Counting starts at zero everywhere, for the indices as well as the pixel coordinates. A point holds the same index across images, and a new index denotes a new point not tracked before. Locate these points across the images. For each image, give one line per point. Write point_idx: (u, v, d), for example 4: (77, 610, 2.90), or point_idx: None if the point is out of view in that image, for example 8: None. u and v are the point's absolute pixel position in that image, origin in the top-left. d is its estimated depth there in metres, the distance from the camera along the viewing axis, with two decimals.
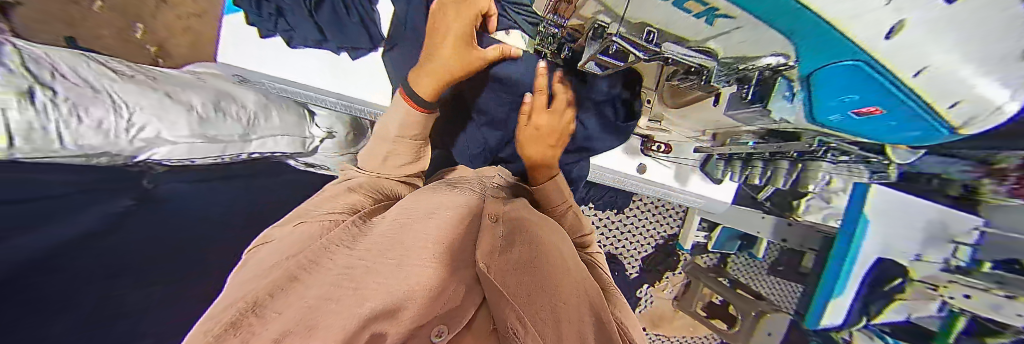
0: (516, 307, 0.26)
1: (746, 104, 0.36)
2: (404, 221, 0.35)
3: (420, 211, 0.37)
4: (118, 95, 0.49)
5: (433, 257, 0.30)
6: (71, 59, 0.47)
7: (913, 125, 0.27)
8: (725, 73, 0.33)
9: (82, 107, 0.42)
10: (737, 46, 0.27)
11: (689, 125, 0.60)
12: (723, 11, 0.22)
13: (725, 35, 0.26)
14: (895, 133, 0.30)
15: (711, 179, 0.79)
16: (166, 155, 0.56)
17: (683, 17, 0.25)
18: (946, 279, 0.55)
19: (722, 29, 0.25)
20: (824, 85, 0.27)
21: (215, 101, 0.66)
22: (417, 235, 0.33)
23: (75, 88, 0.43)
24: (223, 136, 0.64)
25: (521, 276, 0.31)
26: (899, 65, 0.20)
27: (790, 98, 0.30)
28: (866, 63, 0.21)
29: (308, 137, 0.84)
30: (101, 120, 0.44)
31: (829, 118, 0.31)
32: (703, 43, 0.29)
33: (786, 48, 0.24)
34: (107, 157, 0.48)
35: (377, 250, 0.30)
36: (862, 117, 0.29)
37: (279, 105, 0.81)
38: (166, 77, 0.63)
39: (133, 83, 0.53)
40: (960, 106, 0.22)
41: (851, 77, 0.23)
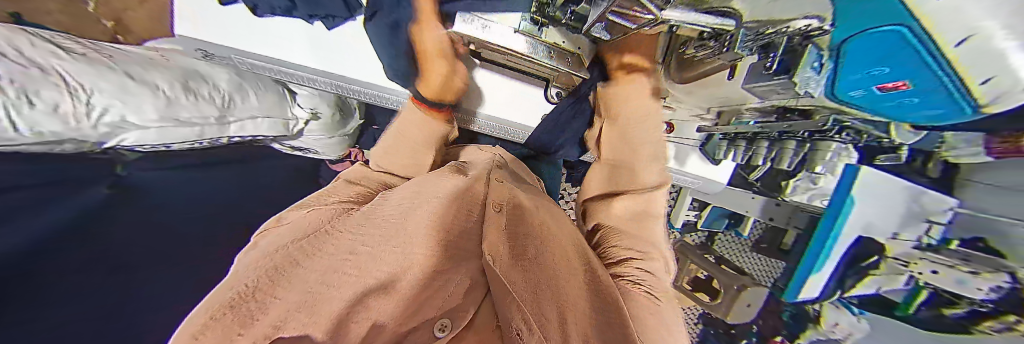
0: (523, 308, 0.24)
1: (768, 76, 0.38)
2: (409, 207, 0.36)
3: (423, 198, 0.38)
4: (70, 74, 0.43)
5: (434, 244, 0.29)
6: (10, 34, 0.41)
7: (936, 101, 0.27)
8: (751, 39, 0.33)
9: (31, 89, 0.38)
10: (770, 6, 0.28)
11: (694, 103, 0.61)
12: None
13: None
14: (912, 112, 0.31)
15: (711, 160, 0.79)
16: (136, 141, 0.54)
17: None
18: (918, 256, 0.58)
19: None
20: (854, 52, 0.27)
21: (184, 82, 0.60)
22: (419, 223, 0.32)
23: (21, 68, 0.38)
24: (197, 120, 0.60)
25: (525, 272, 0.29)
26: (940, 32, 0.21)
27: (817, 69, 0.32)
28: (905, 26, 0.22)
29: (291, 119, 0.79)
30: (56, 104, 0.40)
31: (851, 94, 0.32)
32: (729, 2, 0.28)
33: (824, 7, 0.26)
34: (72, 144, 0.46)
35: (381, 235, 0.31)
36: (883, 93, 0.30)
37: (255, 84, 0.75)
38: (123, 54, 0.56)
39: (87, 61, 0.47)
40: (989, 84, 0.23)
41: (886, 43, 0.24)
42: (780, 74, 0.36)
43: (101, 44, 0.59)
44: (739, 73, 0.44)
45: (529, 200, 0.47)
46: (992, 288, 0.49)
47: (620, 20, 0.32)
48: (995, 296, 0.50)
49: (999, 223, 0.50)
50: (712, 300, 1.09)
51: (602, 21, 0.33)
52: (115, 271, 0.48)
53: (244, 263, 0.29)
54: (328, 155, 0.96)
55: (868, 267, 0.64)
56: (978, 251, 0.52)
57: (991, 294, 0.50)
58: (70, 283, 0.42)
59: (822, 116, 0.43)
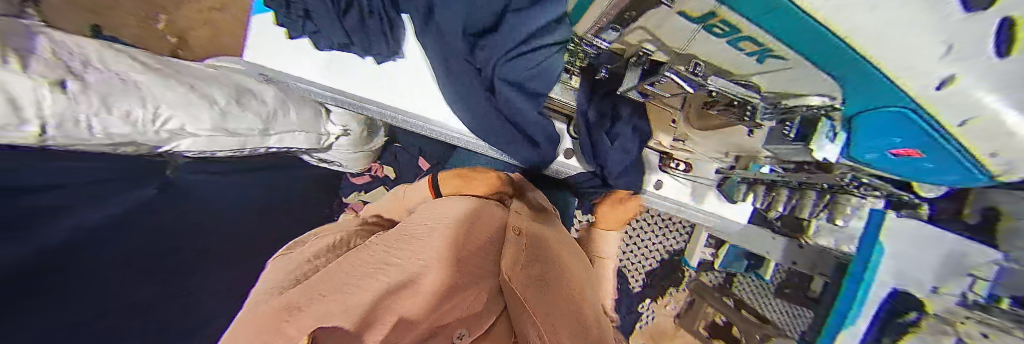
0: (536, 325, 0.32)
1: (786, 141, 0.39)
2: (427, 228, 0.43)
3: (432, 224, 0.44)
4: (146, 87, 0.50)
5: (443, 273, 0.36)
6: (106, 51, 0.48)
7: (947, 168, 0.28)
8: (769, 106, 0.34)
9: (112, 98, 0.44)
10: (781, 84, 0.30)
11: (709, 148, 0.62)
12: (773, 50, 0.22)
13: (775, 72, 0.27)
14: (921, 175, 0.31)
15: (728, 200, 0.80)
16: (188, 147, 0.59)
17: (732, 53, 0.26)
18: (964, 316, 0.48)
19: (770, 67, 0.26)
20: (863, 123, 0.29)
21: (238, 97, 0.66)
22: (427, 249, 0.39)
23: (108, 80, 0.44)
24: (243, 131, 0.66)
25: (540, 292, 0.35)
26: (944, 114, 0.22)
27: (831, 140, 0.33)
28: (908, 106, 0.23)
29: (324, 134, 0.85)
30: (130, 111, 0.46)
31: (866, 156, 0.32)
32: (747, 78, 0.30)
33: (827, 89, 0.26)
34: (133, 146, 0.51)
35: (407, 250, 0.40)
36: (897, 157, 0.30)
37: (296, 101, 0.81)
38: (188, 70, 0.63)
39: (160, 76, 0.54)
40: (999, 157, 0.24)
41: (892, 117, 0.25)
42: (798, 141, 0.37)
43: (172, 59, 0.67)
44: (759, 132, 0.44)
45: (524, 212, 0.49)
46: None
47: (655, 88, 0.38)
48: None
49: None
50: None
51: (631, 74, 0.38)
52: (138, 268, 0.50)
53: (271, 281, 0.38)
54: (350, 168, 1.02)
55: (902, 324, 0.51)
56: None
57: None
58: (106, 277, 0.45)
59: (839, 171, 0.42)
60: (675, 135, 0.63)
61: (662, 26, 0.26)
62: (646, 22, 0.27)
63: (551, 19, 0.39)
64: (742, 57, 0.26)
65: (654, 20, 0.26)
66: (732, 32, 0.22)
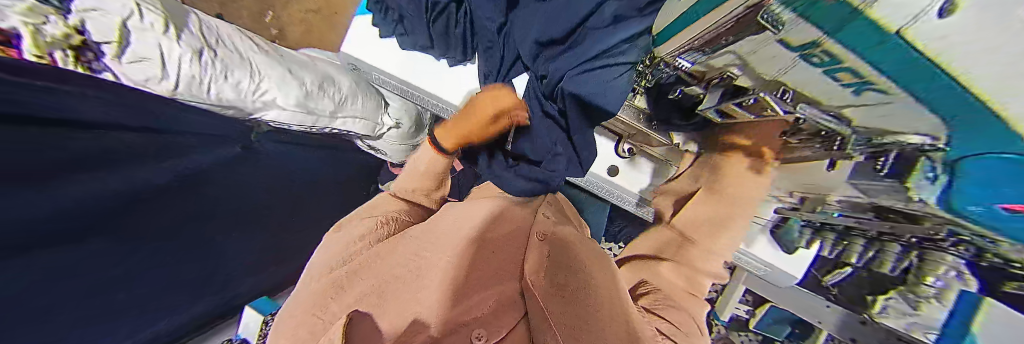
0: (555, 335, 0.33)
1: (874, 176, 0.28)
2: (456, 226, 0.43)
3: (461, 222, 0.43)
4: (257, 65, 0.62)
5: (457, 274, 0.37)
6: (233, 33, 0.62)
7: None
8: (866, 143, 0.25)
9: (226, 68, 0.56)
10: (876, 120, 0.20)
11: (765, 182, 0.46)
12: (879, 85, 0.16)
13: (863, 108, 0.20)
14: None
15: (783, 247, 0.67)
16: (273, 118, 0.68)
17: (825, 80, 0.19)
18: None
19: (864, 100, 0.18)
20: (976, 172, 0.18)
21: (322, 82, 0.74)
22: (447, 246, 0.40)
23: (225, 55, 0.57)
24: (319, 111, 0.73)
25: (561, 304, 0.36)
26: None
27: (932, 181, 0.22)
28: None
29: (380, 124, 0.89)
30: (237, 80, 0.58)
31: (970, 215, 0.22)
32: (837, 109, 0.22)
33: (932, 128, 0.17)
34: (235, 110, 0.63)
35: (436, 244, 0.40)
36: (1018, 217, 0.19)
37: (368, 90, 0.86)
38: (291, 55, 0.74)
39: (271, 59, 0.66)
40: None
41: (1017, 174, 0.16)
42: (891, 177, 0.26)
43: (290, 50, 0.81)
44: (841, 166, 0.32)
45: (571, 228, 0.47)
46: None
47: (740, 111, 0.29)
48: None
49: None
50: None
51: (709, 96, 0.31)
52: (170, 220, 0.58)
53: (331, 248, 0.41)
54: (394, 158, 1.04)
55: None
56: None
57: None
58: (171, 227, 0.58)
59: (932, 223, 0.29)
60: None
61: (755, 51, 0.21)
62: (738, 48, 0.22)
63: (626, 38, 0.38)
64: (820, 81, 0.19)
65: (747, 42, 0.21)
66: (832, 62, 0.17)
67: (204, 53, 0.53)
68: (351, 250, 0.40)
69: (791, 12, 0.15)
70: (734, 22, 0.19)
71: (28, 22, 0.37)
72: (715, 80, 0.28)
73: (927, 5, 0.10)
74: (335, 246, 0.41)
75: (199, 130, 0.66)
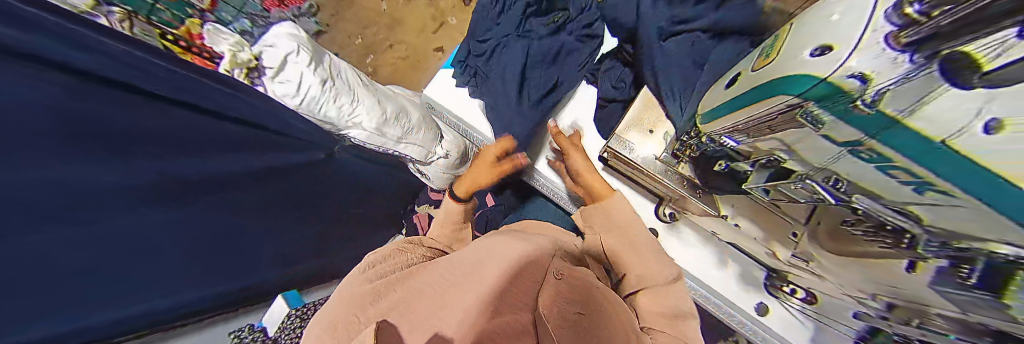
0: None
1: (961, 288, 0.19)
2: (478, 250, 0.42)
3: (487, 249, 0.42)
4: (357, 95, 0.78)
5: (481, 291, 0.34)
6: (348, 69, 0.81)
7: None
8: (939, 248, 0.20)
9: (336, 95, 0.72)
10: (962, 225, 0.16)
11: (837, 290, 0.32)
12: (944, 188, 0.15)
13: (938, 206, 0.16)
14: None
15: None
16: (357, 136, 0.82)
17: (878, 176, 0.18)
18: None
19: (926, 197, 0.16)
20: None
21: (402, 114, 0.87)
22: (472, 266, 0.39)
23: (339, 85, 0.73)
24: (391, 135, 0.86)
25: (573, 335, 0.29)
26: None
27: None
28: None
29: (433, 153, 0.99)
30: (342, 105, 0.74)
31: None
32: (906, 206, 0.18)
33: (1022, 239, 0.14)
34: (332, 126, 0.79)
35: (458, 263, 0.40)
36: None
37: (432, 124, 0.98)
38: (384, 92, 0.92)
39: (370, 92, 0.82)
40: None
41: None
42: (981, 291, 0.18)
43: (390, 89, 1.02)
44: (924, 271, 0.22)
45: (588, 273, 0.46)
46: None
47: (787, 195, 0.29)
48: None
49: None
50: None
51: (757, 174, 0.31)
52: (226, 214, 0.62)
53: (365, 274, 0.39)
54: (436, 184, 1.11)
55: None
56: None
57: None
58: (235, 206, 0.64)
59: None
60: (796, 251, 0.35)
61: (801, 141, 0.22)
62: (784, 134, 0.23)
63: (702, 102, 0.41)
64: (875, 176, 0.18)
65: (788, 133, 0.22)
66: (884, 162, 0.16)
67: (327, 82, 0.70)
68: (370, 272, 0.39)
69: (830, 113, 0.18)
70: (779, 113, 0.22)
71: (230, 48, 0.61)
72: (764, 160, 0.28)
73: (984, 112, 0.11)
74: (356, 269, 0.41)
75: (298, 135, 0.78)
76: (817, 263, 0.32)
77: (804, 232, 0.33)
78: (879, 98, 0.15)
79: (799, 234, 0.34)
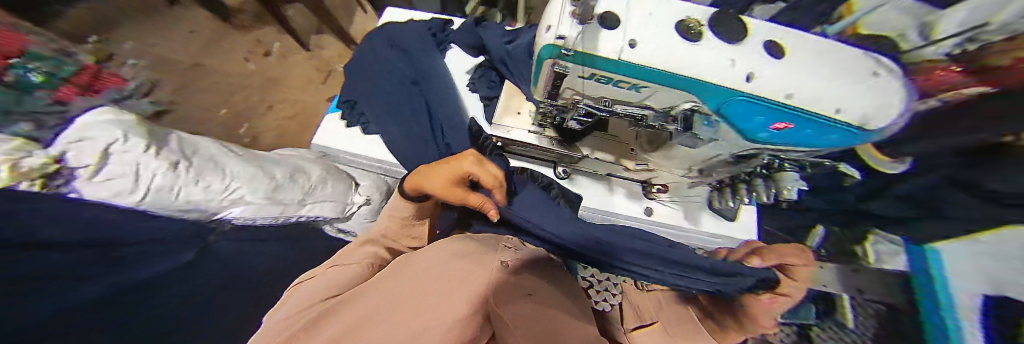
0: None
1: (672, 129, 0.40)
2: (427, 266, 0.41)
3: (438, 259, 0.43)
4: (228, 171, 0.67)
5: (433, 302, 0.32)
6: (201, 147, 0.68)
7: (824, 131, 0.35)
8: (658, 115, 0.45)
9: (200, 175, 0.61)
10: (662, 101, 0.41)
11: (672, 164, 0.58)
12: (631, 83, 0.38)
13: (650, 96, 0.40)
14: (818, 139, 0.36)
15: (724, 217, 0.71)
16: (237, 214, 0.68)
17: (617, 91, 0.41)
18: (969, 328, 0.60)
19: (640, 95, 0.41)
20: (729, 112, 0.37)
21: (291, 174, 0.78)
22: (427, 279, 0.38)
23: (201, 164, 0.62)
24: (286, 201, 0.75)
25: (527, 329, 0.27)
26: (760, 92, 0.34)
27: (710, 124, 0.42)
28: (744, 98, 0.35)
29: (349, 204, 0.90)
30: (208, 184, 0.62)
31: (760, 136, 0.39)
32: (642, 102, 0.42)
33: (680, 99, 0.39)
34: (196, 214, 0.62)
35: (413, 279, 0.39)
36: (780, 132, 0.37)
37: (338, 175, 0.89)
38: (265, 157, 0.81)
39: (242, 163, 0.72)
40: (839, 113, 0.33)
41: (746, 108, 0.36)
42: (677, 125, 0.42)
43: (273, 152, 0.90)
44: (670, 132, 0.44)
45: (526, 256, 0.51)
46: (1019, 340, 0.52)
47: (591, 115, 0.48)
48: None
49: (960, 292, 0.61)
50: None
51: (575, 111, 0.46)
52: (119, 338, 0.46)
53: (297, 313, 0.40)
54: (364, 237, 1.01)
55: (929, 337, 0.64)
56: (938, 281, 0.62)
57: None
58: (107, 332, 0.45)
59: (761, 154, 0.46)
60: (637, 161, 0.61)
61: (582, 86, 0.43)
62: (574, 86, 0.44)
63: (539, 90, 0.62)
64: (618, 92, 0.42)
65: (574, 84, 0.43)
66: (610, 81, 0.39)
67: (179, 163, 0.58)
68: (299, 313, 0.40)
69: (576, 63, 0.38)
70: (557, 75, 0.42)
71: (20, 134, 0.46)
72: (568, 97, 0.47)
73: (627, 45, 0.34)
74: (286, 311, 0.43)
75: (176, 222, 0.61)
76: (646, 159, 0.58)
77: (636, 145, 0.60)
78: (577, 49, 0.36)
79: (634, 147, 0.61)
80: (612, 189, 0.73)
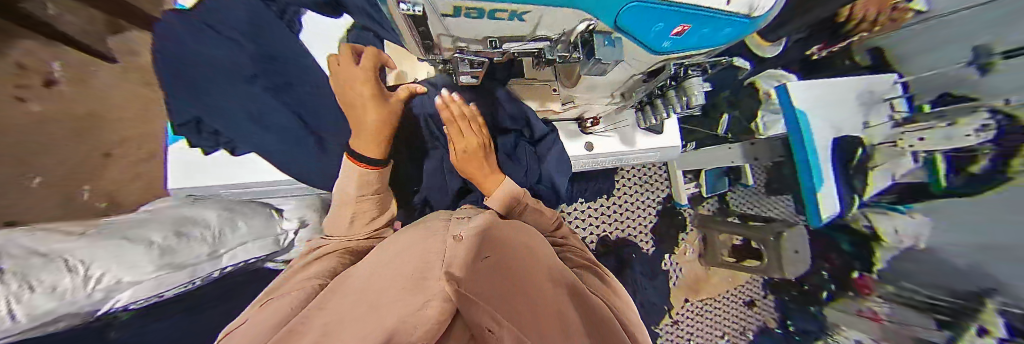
0: (489, 309, 0.22)
1: (584, 65, 0.39)
2: (393, 270, 0.36)
3: (405, 265, 0.36)
4: (73, 255, 0.45)
5: (419, 280, 0.29)
6: (11, 232, 0.43)
7: (718, 26, 0.26)
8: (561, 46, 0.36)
9: (35, 276, 0.39)
10: (549, 26, 0.29)
11: (594, 97, 0.57)
12: (499, 7, 0.23)
13: (535, 21, 0.27)
14: (718, 39, 0.29)
15: (652, 131, 0.77)
16: (130, 299, 0.51)
17: (495, 23, 0.27)
18: (900, 133, 0.79)
19: (529, 19, 0.27)
20: (630, 24, 0.26)
21: (178, 230, 0.61)
22: (390, 285, 0.32)
23: (25, 259, 0.40)
24: (191, 260, 0.60)
25: (492, 285, 0.28)
26: (666, 4, 0.20)
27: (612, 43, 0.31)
28: (643, 2, 0.21)
29: (281, 233, 0.80)
30: (54, 285, 0.41)
31: (665, 46, 0.31)
32: (538, 33, 0.32)
33: (580, 15, 0.25)
34: (65, 320, 0.43)
35: (363, 303, 0.30)
36: (681, 36, 0.28)
37: (244, 211, 0.75)
38: (117, 221, 0.58)
39: (87, 238, 0.49)
40: (735, 5, 0.22)
41: (643, 15, 0.23)
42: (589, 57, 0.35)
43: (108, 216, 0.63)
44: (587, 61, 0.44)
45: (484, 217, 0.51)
46: (976, 130, 0.69)
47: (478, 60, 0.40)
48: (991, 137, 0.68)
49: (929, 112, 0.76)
50: (759, 263, 1.06)
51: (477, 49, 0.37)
52: None
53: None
54: None
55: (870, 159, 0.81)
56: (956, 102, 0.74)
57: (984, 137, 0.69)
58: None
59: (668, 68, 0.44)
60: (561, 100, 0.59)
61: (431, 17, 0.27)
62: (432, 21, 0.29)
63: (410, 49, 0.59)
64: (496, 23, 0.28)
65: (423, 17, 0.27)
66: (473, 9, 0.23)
67: (5, 269, 0.36)
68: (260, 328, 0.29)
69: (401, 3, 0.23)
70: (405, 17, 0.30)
71: None
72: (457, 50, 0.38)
73: None
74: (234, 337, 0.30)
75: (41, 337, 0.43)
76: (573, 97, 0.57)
77: (556, 84, 0.57)
78: None
79: (555, 87, 0.58)
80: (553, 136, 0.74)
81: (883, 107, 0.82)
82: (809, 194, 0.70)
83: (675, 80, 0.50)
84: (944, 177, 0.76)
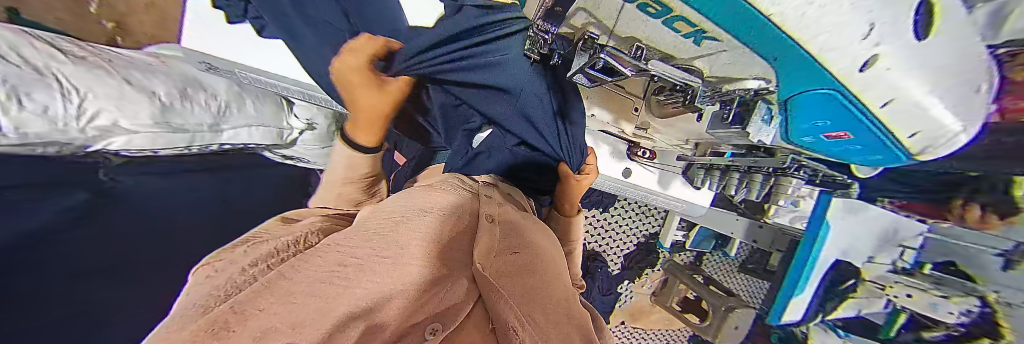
0: (514, 305, 0.24)
1: (725, 125, 0.35)
2: (398, 219, 0.31)
3: (412, 210, 0.33)
4: (70, 80, 0.41)
5: (426, 256, 0.25)
6: (9, 34, 0.38)
7: (873, 148, 0.25)
8: (709, 92, 0.29)
9: (22, 90, 0.35)
10: (723, 68, 0.24)
11: (672, 136, 0.52)
12: (709, 33, 0.18)
13: (713, 56, 0.22)
14: (859, 157, 0.28)
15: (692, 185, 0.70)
16: (124, 145, 0.49)
17: (671, 35, 0.21)
18: (892, 280, 0.63)
19: (708, 50, 0.21)
20: (800, 106, 0.24)
21: (182, 89, 0.56)
22: (410, 233, 0.28)
23: (14, 69, 0.35)
24: (191, 127, 0.56)
25: (514, 278, 0.28)
26: (869, 97, 0.19)
27: (767, 121, 0.30)
28: (838, 92, 0.19)
29: (287, 128, 0.73)
30: (46, 105, 0.37)
31: (802, 139, 0.30)
32: (690, 62, 0.25)
33: (765, 73, 0.21)
34: (55, 146, 0.41)
35: (372, 247, 0.26)
36: (832, 141, 0.27)
37: (256, 94, 0.70)
38: (123, 59, 0.53)
39: (86, 66, 0.44)
40: (918, 137, 0.22)
41: (826, 105, 0.21)
42: (734, 124, 0.33)
43: (102, 47, 0.56)
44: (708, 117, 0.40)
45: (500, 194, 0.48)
46: (961, 312, 0.56)
47: (597, 76, 0.29)
48: (966, 321, 0.57)
49: (973, 250, 0.54)
50: (700, 322, 1.16)
51: (576, 61, 0.30)
52: (40, 288, 0.37)
53: (202, 283, 0.21)
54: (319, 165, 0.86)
55: (847, 290, 0.68)
56: (950, 275, 0.58)
57: (962, 318, 0.57)
58: (42, 286, 0.37)
59: (782, 154, 0.41)
60: (636, 124, 0.52)
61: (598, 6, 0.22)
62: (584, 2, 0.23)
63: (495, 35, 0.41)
64: (673, 38, 0.22)
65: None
66: (665, 12, 0.18)
67: None
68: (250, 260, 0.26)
69: None
70: None
71: None
72: (584, 45, 0.28)
73: None
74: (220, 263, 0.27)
75: (20, 159, 0.41)
76: (648, 126, 0.52)
77: (641, 104, 0.49)
78: None
79: (638, 107, 0.49)
80: (595, 146, 0.65)
81: (890, 250, 0.63)
82: (782, 296, 0.67)
83: (775, 172, 0.49)
84: (896, 329, 0.72)
